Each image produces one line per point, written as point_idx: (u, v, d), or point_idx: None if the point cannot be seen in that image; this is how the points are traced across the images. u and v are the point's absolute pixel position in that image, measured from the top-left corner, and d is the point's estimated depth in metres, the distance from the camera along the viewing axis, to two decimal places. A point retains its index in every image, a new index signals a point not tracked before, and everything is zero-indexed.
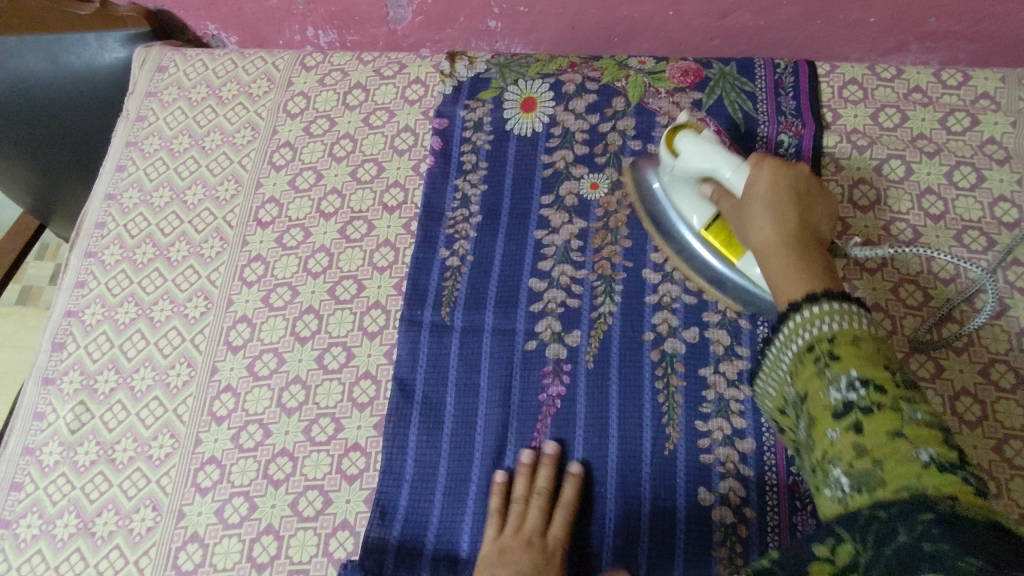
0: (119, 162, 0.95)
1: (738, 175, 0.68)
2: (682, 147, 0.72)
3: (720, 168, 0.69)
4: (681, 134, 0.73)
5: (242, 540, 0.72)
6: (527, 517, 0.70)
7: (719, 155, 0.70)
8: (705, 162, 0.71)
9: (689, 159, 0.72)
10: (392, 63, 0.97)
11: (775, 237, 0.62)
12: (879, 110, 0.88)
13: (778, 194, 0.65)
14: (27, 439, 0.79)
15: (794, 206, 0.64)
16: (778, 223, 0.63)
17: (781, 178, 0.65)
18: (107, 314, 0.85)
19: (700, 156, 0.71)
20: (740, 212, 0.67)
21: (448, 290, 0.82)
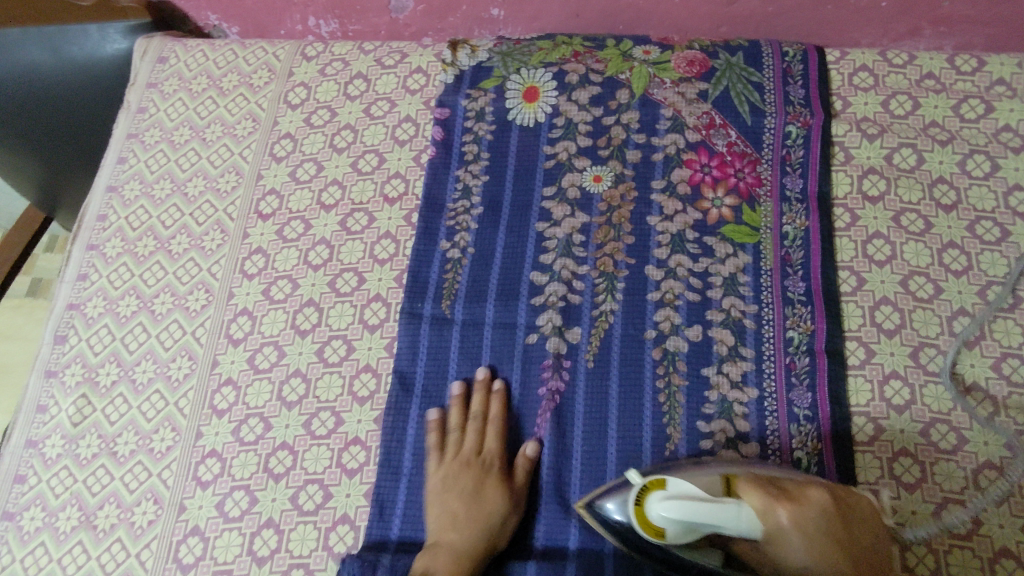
0: (120, 154, 0.95)
1: (745, 522, 0.56)
2: (664, 517, 0.57)
3: (718, 526, 0.56)
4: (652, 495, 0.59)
5: (243, 533, 0.72)
6: (464, 443, 0.74)
7: (717, 506, 0.56)
8: (694, 531, 0.57)
9: (681, 529, 0.57)
10: (394, 53, 0.95)
11: (820, 538, 0.57)
12: (890, 97, 0.86)
13: (815, 516, 0.57)
14: (31, 431, 0.79)
15: (827, 534, 0.57)
16: (817, 543, 0.57)
17: (804, 513, 0.57)
18: (109, 307, 0.85)
19: (684, 527, 0.57)
20: (762, 552, 0.58)
21: (449, 283, 0.81)
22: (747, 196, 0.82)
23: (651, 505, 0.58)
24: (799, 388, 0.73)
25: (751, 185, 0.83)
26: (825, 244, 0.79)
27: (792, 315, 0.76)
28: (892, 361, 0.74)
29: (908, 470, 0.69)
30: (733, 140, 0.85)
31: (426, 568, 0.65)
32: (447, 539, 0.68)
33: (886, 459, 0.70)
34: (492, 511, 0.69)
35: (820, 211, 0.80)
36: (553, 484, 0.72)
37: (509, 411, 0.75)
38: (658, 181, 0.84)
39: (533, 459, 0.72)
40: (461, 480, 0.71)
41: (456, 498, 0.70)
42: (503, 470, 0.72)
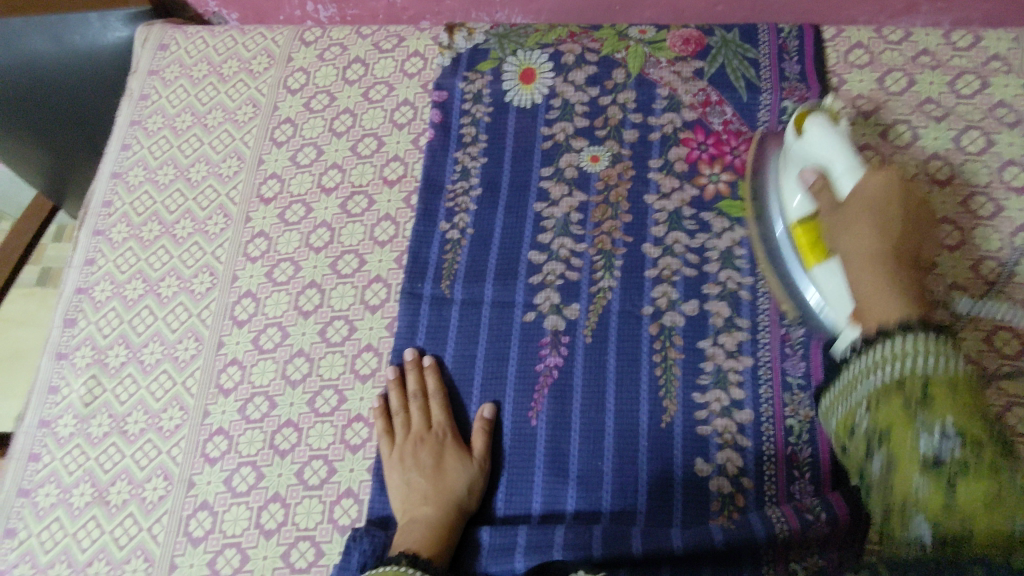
0: (124, 141, 0.96)
1: (851, 173, 0.68)
2: (811, 129, 0.72)
3: (836, 161, 0.70)
4: (811, 115, 0.73)
5: (250, 508, 0.74)
6: (411, 422, 0.75)
7: (842, 147, 0.70)
8: (824, 155, 0.71)
9: (815, 152, 0.71)
10: (391, 37, 0.96)
11: (881, 216, 0.64)
12: (885, 74, 0.86)
13: (891, 209, 0.64)
14: (43, 412, 0.82)
15: (886, 213, 0.64)
16: (881, 227, 0.64)
17: (896, 182, 0.65)
18: (116, 291, 0.87)
19: (822, 140, 0.71)
20: (840, 209, 0.67)
21: (448, 263, 0.83)
22: (743, 173, 0.83)
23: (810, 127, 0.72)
24: (793, 359, 0.74)
25: (747, 162, 0.83)
26: None
27: None
28: None
29: None
30: (729, 118, 0.86)
31: (402, 542, 0.66)
32: (420, 514, 0.69)
33: None
34: (456, 480, 0.71)
35: None
36: (550, 455, 0.73)
37: (446, 387, 0.77)
38: (655, 159, 0.85)
39: (490, 420, 0.75)
40: (420, 457, 0.73)
41: (418, 475, 0.72)
42: (458, 439, 0.74)
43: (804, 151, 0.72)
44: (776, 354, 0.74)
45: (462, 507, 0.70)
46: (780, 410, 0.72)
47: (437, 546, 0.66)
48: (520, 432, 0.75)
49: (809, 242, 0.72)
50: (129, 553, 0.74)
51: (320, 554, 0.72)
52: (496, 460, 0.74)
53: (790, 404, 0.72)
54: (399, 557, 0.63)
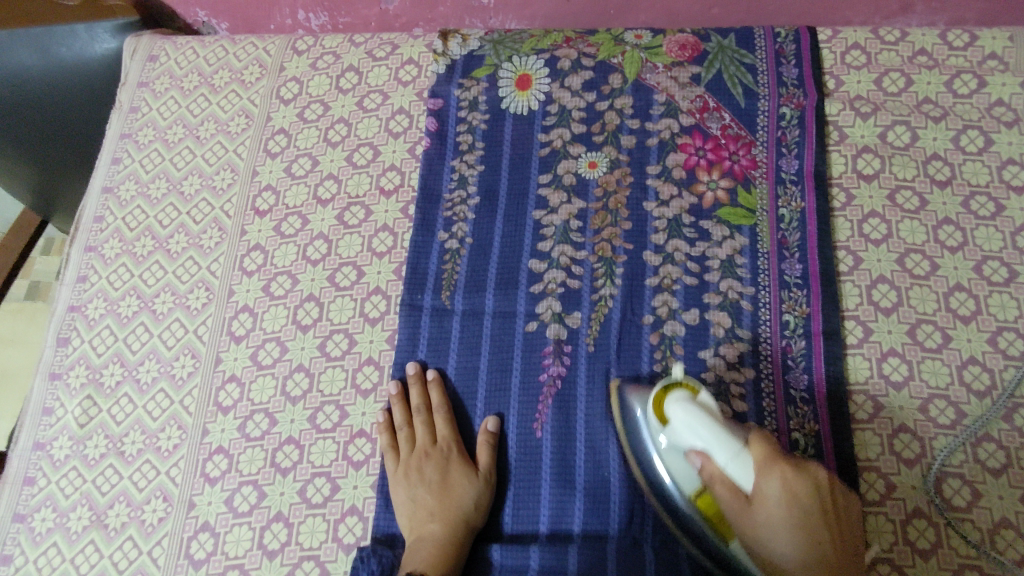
0: (115, 154, 0.94)
1: (738, 462, 0.60)
2: (676, 417, 0.64)
3: (715, 450, 0.61)
4: (670, 394, 0.66)
5: (252, 528, 0.73)
6: (416, 437, 0.75)
7: (710, 424, 0.62)
8: (694, 440, 0.63)
9: (686, 438, 0.63)
10: (384, 45, 0.95)
11: (796, 516, 0.58)
12: (883, 75, 0.86)
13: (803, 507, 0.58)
14: (38, 434, 0.80)
15: (804, 518, 0.58)
16: (812, 557, 0.57)
17: (796, 482, 0.59)
18: (110, 308, 0.85)
19: (693, 435, 0.63)
20: (748, 516, 0.60)
21: (448, 274, 0.82)
22: (743, 179, 0.82)
23: (673, 418, 0.65)
24: (795, 371, 0.74)
25: (746, 167, 0.83)
26: (820, 224, 0.79)
27: (789, 299, 0.76)
28: (890, 340, 0.75)
29: (908, 445, 0.71)
30: (727, 123, 0.85)
31: (410, 560, 0.66)
32: (427, 531, 0.69)
33: (886, 436, 0.71)
34: (463, 496, 0.71)
35: (816, 191, 0.81)
36: (557, 469, 0.72)
37: (451, 399, 0.77)
38: (654, 166, 0.84)
39: (495, 432, 0.74)
40: (427, 473, 0.72)
41: (424, 491, 0.71)
42: (464, 453, 0.74)
43: (676, 442, 0.65)
44: (778, 368, 0.74)
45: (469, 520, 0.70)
46: (784, 423, 0.72)
47: (447, 562, 0.66)
48: (526, 445, 0.74)
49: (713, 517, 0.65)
50: None
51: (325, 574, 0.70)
52: (501, 475, 0.73)
53: (794, 418, 0.72)
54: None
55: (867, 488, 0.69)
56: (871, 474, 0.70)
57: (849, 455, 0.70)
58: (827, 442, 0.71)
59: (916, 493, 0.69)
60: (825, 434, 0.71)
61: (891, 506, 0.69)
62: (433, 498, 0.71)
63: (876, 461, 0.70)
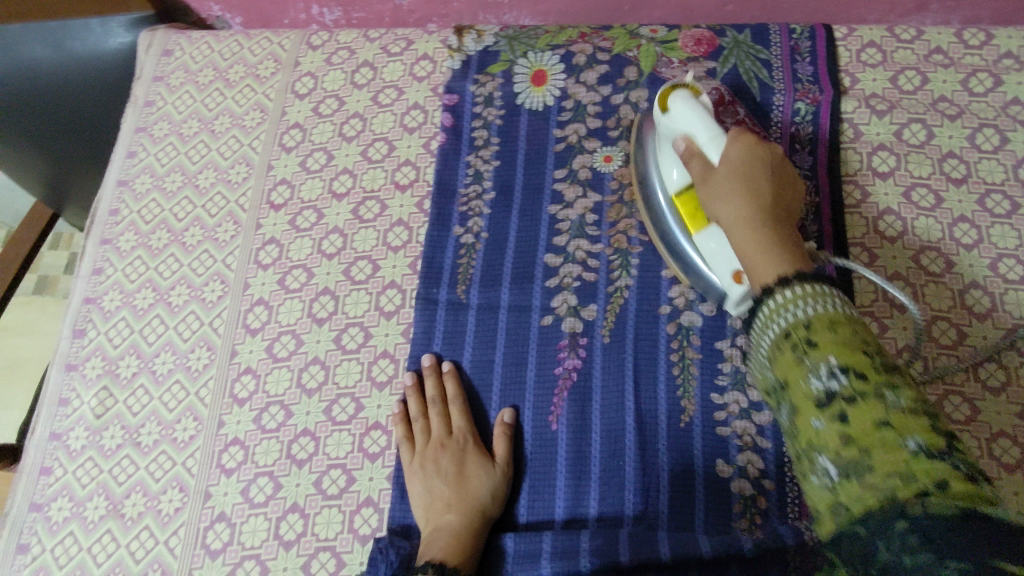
0: (130, 148, 0.95)
1: (713, 139, 0.66)
2: (674, 107, 0.70)
3: (695, 131, 0.67)
4: (674, 91, 0.72)
5: (269, 519, 0.73)
6: (431, 428, 0.74)
7: (703, 117, 0.68)
8: (687, 126, 0.69)
9: (679, 123, 0.69)
10: (399, 40, 0.95)
11: (749, 220, 0.58)
12: (898, 73, 0.86)
13: (746, 171, 0.61)
14: (54, 424, 0.80)
15: (754, 176, 0.61)
16: (745, 210, 0.59)
17: (750, 168, 0.61)
18: (125, 300, 0.86)
19: (683, 118, 0.69)
20: (709, 179, 0.64)
21: (463, 268, 0.82)
22: None
23: (673, 106, 0.70)
24: None
25: None
26: (835, 219, 0.80)
27: None
28: (905, 336, 0.75)
29: None
30: (742, 118, 0.85)
31: (427, 551, 0.65)
32: (444, 522, 0.68)
33: None
34: (480, 487, 0.70)
35: (831, 186, 0.81)
36: (572, 459, 0.73)
37: (466, 392, 0.77)
38: None
39: (511, 424, 0.74)
40: (442, 464, 0.72)
41: (440, 482, 0.71)
42: (479, 445, 0.73)
43: (669, 126, 0.71)
44: None
45: (485, 512, 0.70)
46: None
47: (464, 553, 0.65)
48: (541, 437, 0.74)
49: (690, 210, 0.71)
50: (146, 567, 0.73)
51: (341, 564, 0.71)
52: (517, 466, 0.74)
53: None
54: (427, 567, 0.62)
55: None
56: None
57: None
58: None
59: None
60: None
61: None
62: (448, 488, 0.70)
63: None
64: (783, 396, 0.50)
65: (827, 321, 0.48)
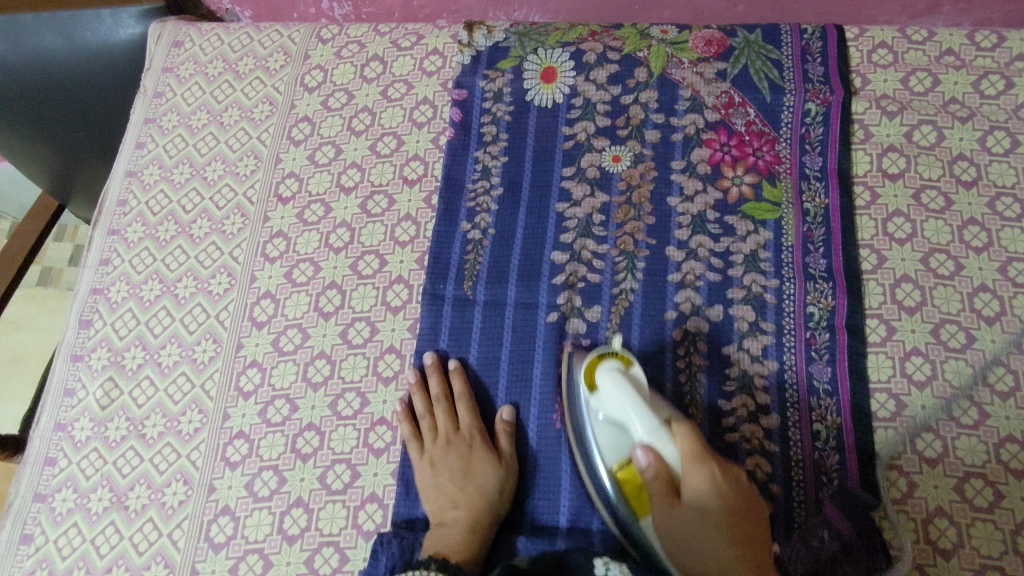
0: (139, 139, 0.95)
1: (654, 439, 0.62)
2: (603, 384, 0.65)
3: (636, 423, 0.63)
4: (604, 363, 0.67)
5: (273, 513, 0.73)
6: (438, 425, 0.75)
7: (637, 406, 0.63)
8: (619, 410, 0.64)
9: (608, 407, 0.65)
10: (409, 35, 0.95)
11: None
12: (909, 74, 0.86)
13: (722, 524, 0.60)
14: (59, 415, 0.80)
15: (725, 522, 0.60)
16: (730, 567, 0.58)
17: (712, 498, 0.60)
18: (132, 291, 0.85)
19: (619, 406, 0.64)
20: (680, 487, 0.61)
21: (470, 264, 0.82)
22: (767, 173, 0.83)
23: (603, 377, 0.66)
24: (819, 362, 0.74)
25: (771, 163, 0.83)
26: (844, 221, 0.79)
27: (814, 291, 0.77)
28: (913, 339, 0.74)
29: (930, 445, 0.70)
30: (752, 118, 0.85)
31: (433, 549, 0.66)
32: (451, 519, 0.69)
33: (908, 435, 0.71)
34: (486, 482, 0.71)
35: (840, 187, 0.81)
36: (576, 461, 0.72)
37: (473, 388, 0.77)
38: (678, 161, 0.84)
39: (512, 422, 0.74)
40: (449, 460, 0.72)
41: (448, 479, 0.71)
42: (485, 442, 0.73)
43: (598, 408, 0.66)
44: (802, 360, 0.75)
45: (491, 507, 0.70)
46: (806, 416, 0.73)
47: (467, 551, 0.66)
48: (545, 438, 0.74)
49: (630, 470, 0.64)
50: (149, 559, 0.73)
51: (344, 560, 0.70)
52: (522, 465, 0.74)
53: (817, 409, 0.73)
54: (428, 562, 0.62)
55: (889, 486, 0.69)
56: (894, 472, 0.70)
57: (870, 451, 0.71)
58: (848, 434, 0.71)
59: (938, 492, 0.69)
60: (847, 426, 0.72)
61: (912, 505, 0.68)
62: (456, 487, 0.71)
63: (897, 459, 0.70)
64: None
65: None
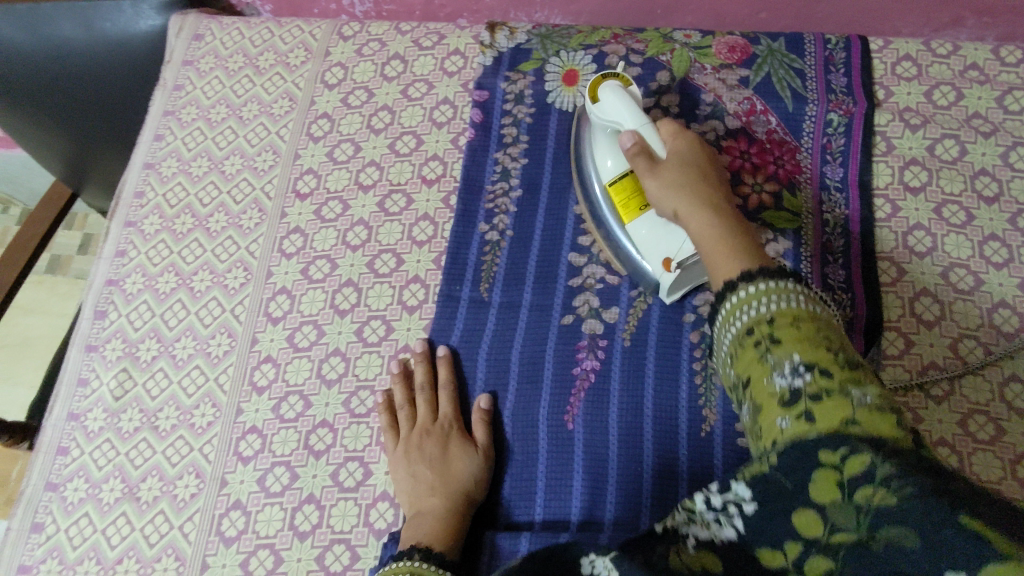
0: (157, 131, 0.95)
1: (648, 130, 0.70)
2: (605, 97, 0.72)
3: (642, 129, 0.70)
4: (605, 82, 0.72)
5: (284, 509, 0.73)
6: (417, 416, 0.75)
7: (631, 108, 0.71)
8: (619, 118, 0.71)
9: (609, 115, 0.72)
10: (431, 34, 0.95)
11: (706, 212, 0.63)
12: (933, 87, 0.86)
13: (697, 180, 0.67)
14: (72, 405, 0.80)
15: (695, 170, 0.67)
16: (670, 178, 0.66)
17: (690, 170, 0.68)
18: (148, 283, 0.85)
19: (613, 108, 0.71)
20: (655, 165, 0.68)
21: (487, 265, 0.81)
22: (788, 183, 0.82)
23: (604, 92, 0.72)
24: None
25: (791, 172, 0.83)
26: (864, 233, 0.79)
27: (833, 301, 0.77)
28: (931, 353, 0.74)
29: (947, 459, 0.70)
30: (774, 127, 0.85)
31: (413, 535, 0.65)
32: (429, 505, 0.68)
33: (925, 448, 0.71)
34: (462, 472, 0.71)
35: (861, 199, 0.81)
36: (588, 463, 0.72)
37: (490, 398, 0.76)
38: None
39: (487, 411, 0.75)
40: (426, 447, 0.72)
41: (425, 466, 0.71)
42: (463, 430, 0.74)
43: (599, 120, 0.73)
44: None
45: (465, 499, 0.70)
46: None
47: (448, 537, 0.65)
48: (557, 437, 0.73)
49: (625, 200, 0.73)
50: (160, 552, 0.73)
51: (355, 557, 0.70)
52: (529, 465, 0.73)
53: None
54: (412, 552, 0.61)
55: None
56: None
57: None
58: None
59: None
60: None
61: None
62: (431, 475, 0.70)
63: None
64: (744, 395, 0.50)
65: (794, 314, 0.49)
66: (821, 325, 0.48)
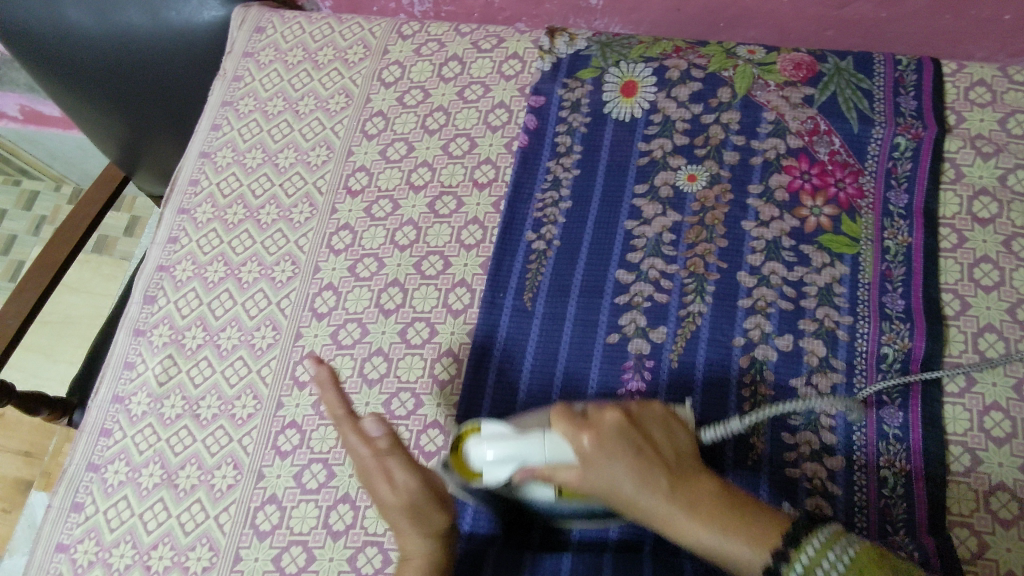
0: (214, 121, 0.96)
1: (551, 448, 0.59)
2: (479, 455, 0.61)
3: (528, 457, 0.59)
4: (470, 439, 0.62)
5: (319, 506, 0.73)
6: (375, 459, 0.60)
7: (520, 438, 0.60)
8: (518, 455, 0.59)
9: (490, 463, 0.60)
10: (490, 37, 0.94)
11: (685, 521, 0.54)
12: (1008, 115, 0.82)
13: (641, 462, 0.56)
14: (118, 387, 0.82)
15: (640, 451, 0.57)
16: (643, 485, 0.56)
17: (610, 431, 0.57)
18: (197, 272, 0.86)
19: (505, 447, 0.60)
20: (581, 485, 0.58)
21: (531, 275, 0.80)
22: (848, 207, 0.80)
23: (471, 450, 0.62)
24: (890, 406, 0.71)
25: (852, 196, 0.80)
26: (927, 262, 0.76)
27: (889, 331, 0.74)
28: (994, 393, 0.71)
29: (1006, 505, 0.67)
30: (837, 148, 0.82)
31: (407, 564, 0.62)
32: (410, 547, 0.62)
33: (981, 492, 0.67)
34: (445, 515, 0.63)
35: (925, 227, 0.78)
36: None
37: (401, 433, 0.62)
38: (755, 185, 0.82)
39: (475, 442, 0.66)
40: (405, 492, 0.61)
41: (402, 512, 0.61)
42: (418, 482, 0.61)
43: (485, 473, 0.61)
44: (872, 402, 0.71)
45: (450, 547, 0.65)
46: (874, 459, 0.69)
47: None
48: None
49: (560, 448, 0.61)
50: (195, 540, 0.73)
51: (387, 561, 0.70)
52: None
53: (885, 454, 0.69)
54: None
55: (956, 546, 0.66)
56: (960, 529, 0.66)
57: (939, 504, 0.67)
58: (918, 482, 0.68)
59: (1011, 555, 0.65)
60: (916, 473, 0.68)
61: (981, 567, 0.65)
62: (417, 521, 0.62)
63: (968, 516, 0.67)
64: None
65: (861, 567, 0.48)
66: (881, 554, 0.49)
